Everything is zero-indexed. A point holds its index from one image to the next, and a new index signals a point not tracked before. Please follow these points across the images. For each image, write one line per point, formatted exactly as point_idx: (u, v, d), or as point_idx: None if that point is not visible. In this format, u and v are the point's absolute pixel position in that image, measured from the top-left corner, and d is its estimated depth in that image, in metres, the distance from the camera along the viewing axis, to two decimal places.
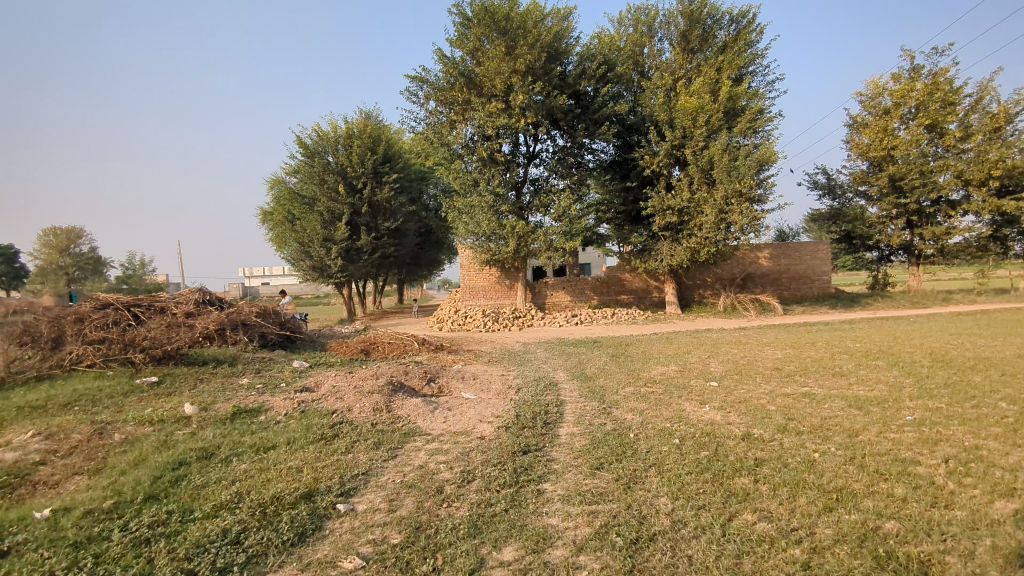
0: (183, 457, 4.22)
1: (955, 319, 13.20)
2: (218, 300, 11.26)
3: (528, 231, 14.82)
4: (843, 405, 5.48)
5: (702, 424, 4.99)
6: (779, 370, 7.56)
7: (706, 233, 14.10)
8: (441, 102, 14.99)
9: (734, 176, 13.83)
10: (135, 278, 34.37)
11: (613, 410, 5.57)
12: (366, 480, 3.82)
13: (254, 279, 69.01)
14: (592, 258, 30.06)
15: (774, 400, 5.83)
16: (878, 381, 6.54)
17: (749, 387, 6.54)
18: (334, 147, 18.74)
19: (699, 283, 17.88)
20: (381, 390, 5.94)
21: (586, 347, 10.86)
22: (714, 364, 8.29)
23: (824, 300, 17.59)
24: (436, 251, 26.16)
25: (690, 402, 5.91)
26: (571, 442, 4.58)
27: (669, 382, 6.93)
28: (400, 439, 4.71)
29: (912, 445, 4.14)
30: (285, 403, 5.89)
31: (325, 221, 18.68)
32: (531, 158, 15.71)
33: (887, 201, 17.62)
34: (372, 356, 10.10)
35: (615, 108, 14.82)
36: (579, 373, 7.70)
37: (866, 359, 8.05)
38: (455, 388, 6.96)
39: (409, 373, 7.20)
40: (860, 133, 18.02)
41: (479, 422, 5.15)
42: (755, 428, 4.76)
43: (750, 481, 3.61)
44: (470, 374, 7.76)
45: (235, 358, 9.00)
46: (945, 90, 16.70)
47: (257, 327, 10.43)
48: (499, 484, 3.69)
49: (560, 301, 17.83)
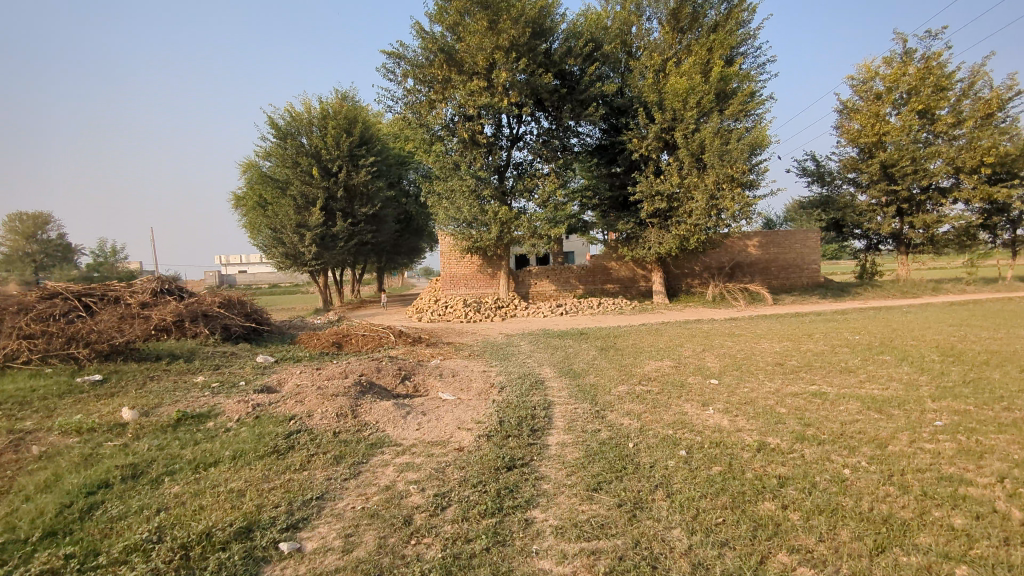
0: (104, 479, 3.57)
1: (949, 309, 12.85)
2: (180, 290, 10.52)
3: (511, 218, 14.22)
4: (862, 407, 4.93)
5: (708, 430, 4.41)
6: (781, 365, 7.03)
7: (695, 220, 13.58)
8: (419, 81, 14.24)
9: (725, 160, 13.29)
10: (108, 266, 33.12)
11: (606, 414, 4.98)
12: (320, 508, 3.20)
13: (232, 267, 67.59)
14: (576, 246, 29.50)
15: (783, 401, 5.27)
16: (891, 378, 5.99)
17: (753, 386, 5.97)
18: (308, 129, 17.94)
19: (687, 271, 17.43)
20: (347, 391, 5.28)
21: (572, 339, 10.29)
22: (710, 359, 7.73)
23: (814, 290, 17.21)
24: (417, 238, 25.42)
25: (691, 404, 5.33)
26: (562, 455, 3.98)
27: (666, 380, 6.34)
28: (364, 452, 4.09)
29: (954, 458, 3.58)
30: (238, 406, 5.24)
31: (298, 205, 17.89)
32: (514, 141, 15.07)
33: (878, 188, 17.14)
34: (344, 349, 9.43)
35: (602, 88, 14.21)
36: (566, 370, 7.10)
37: (871, 354, 7.53)
38: (431, 388, 6.32)
39: (382, 371, 6.57)
40: (850, 119, 17.54)
41: (457, 430, 4.54)
42: (770, 436, 4.20)
43: (776, 506, 3.03)
44: (447, 371, 7.11)
45: (193, 352, 8.30)
46: (937, 75, 16.27)
47: (219, 319, 9.72)
48: (479, 513, 3.08)
49: (544, 290, 17.27)
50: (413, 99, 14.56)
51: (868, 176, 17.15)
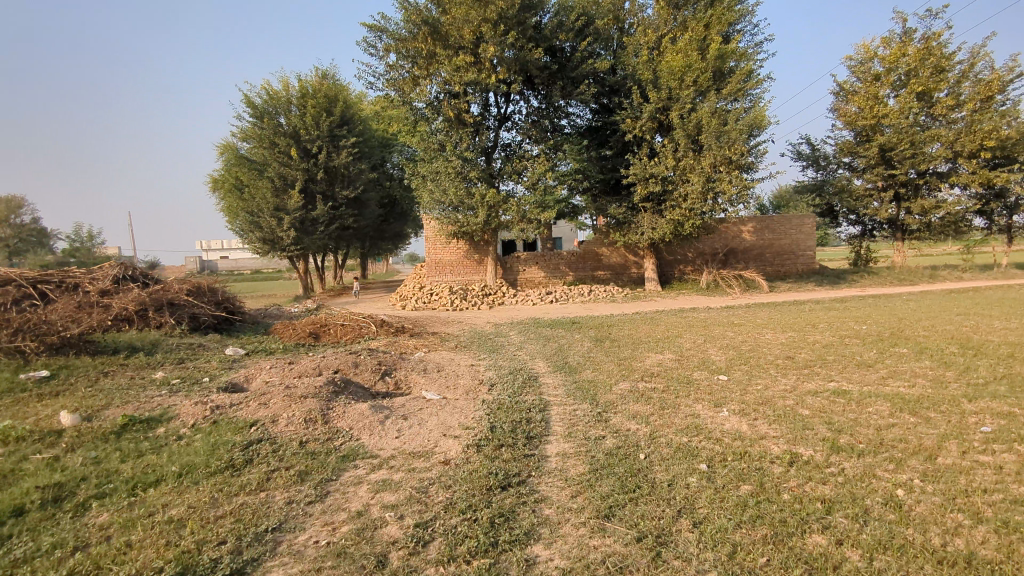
0: (17, 505, 2.98)
1: (951, 297, 12.46)
2: (146, 277, 9.80)
3: (499, 201, 13.64)
4: (893, 409, 4.43)
5: (729, 438, 3.88)
6: (792, 359, 6.53)
7: (691, 204, 13.06)
8: (402, 56, 13.52)
9: (723, 142, 12.77)
10: (86, 251, 32.13)
11: (610, 417, 4.44)
12: (274, 545, 2.63)
13: (214, 253, 66.41)
14: (565, 231, 28.94)
15: (804, 402, 4.76)
16: (915, 374, 5.49)
17: (767, 383, 5.47)
18: (286, 108, 17.18)
19: (679, 258, 16.94)
20: (318, 391, 4.70)
21: (564, 329, 9.75)
22: (714, 351, 7.21)
23: (809, 277, 16.81)
24: (402, 223, 24.70)
25: (702, 405, 4.80)
26: (564, 470, 3.43)
27: (671, 376, 5.81)
28: (334, 466, 3.53)
29: (1020, 473, 3.08)
30: (194, 408, 4.64)
31: (275, 188, 17.14)
32: (502, 121, 14.44)
33: (875, 172, 16.70)
34: (321, 341, 8.83)
35: (594, 65, 13.61)
36: (561, 364, 6.54)
37: (884, 346, 7.03)
38: (413, 386, 5.75)
39: (360, 367, 6.00)
40: (847, 101, 17.08)
41: (443, 437, 3.98)
42: (799, 445, 3.67)
43: (828, 541, 2.51)
44: (432, 366, 6.53)
45: (155, 345, 7.65)
46: (937, 55, 15.82)
47: (186, 307, 9.03)
48: (468, 551, 2.53)
49: (533, 277, 16.72)
50: (395, 75, 13.83)
51: (866, 160, 16.72)
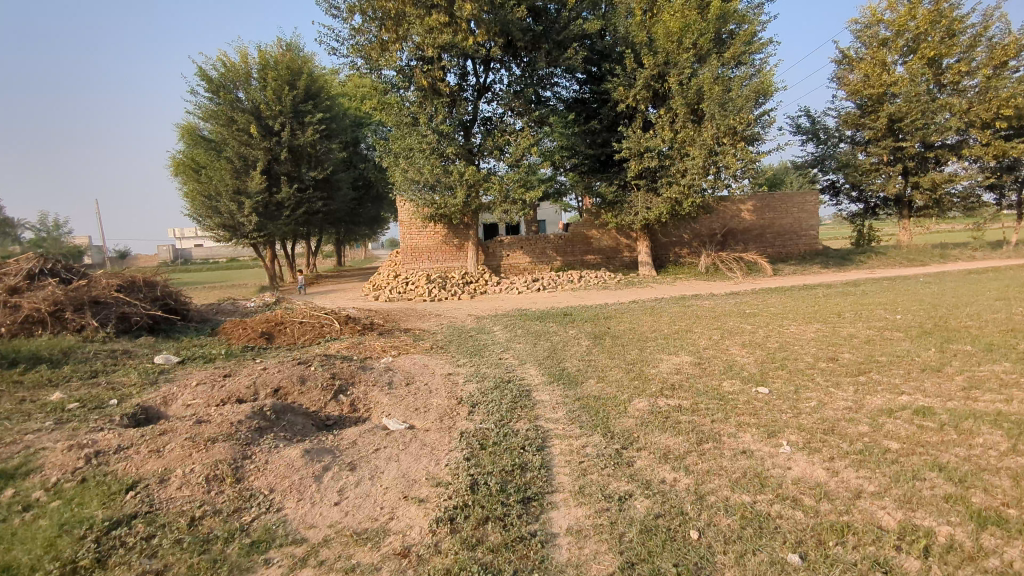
0: None
1: (973, 278, 11.48)
2: (69, 271, 8.38)
3: (480, 180, 12.43)
4: (1012, 441, 3.28)
5: (812, 499, 2.70)
6: (837, 361, 5.41)
7: (690, 179, 11.93)
8: (368, 18, 12.10)
9: (727, 110, 11.64)
10: (51, 240, 30.11)
11: (634, 460, 3.26)
12: None
13: (186, 243, 64.24)
14: (549, 213, 27.79)
15: (884, 429, 3.59)
16: (1009, 383, 4.40)
17: (820, 398, 4.32)
18: (245, 82, 15.71)
19: (674, 240, 15.79)
20: (233, 428, 3.42)
21: (559, 323, 8.60)
22: (737, 351, 6.06)
23: (813, 259, 15.78)
24: (377, 207, 23.38)
25: (750, 435, 3.63)
26: (583, 568, 2.26)
27: (696, 390, 4.63)
28: (234, 566, 2.30)
29: None
30: (66, 455, 3.34)
31: (235, 169, 15.72)
32: (481, 93, 13.15)
33: (882, 145, 15.70)
34: (274, 342, 7.57)
35: (583, 28, 12.37)
36: (557, 373, 5.35)
37: (940, 342, 5.96)
38: (373, 408, 4.54)
39: (306, 386, 4.77)
40: (852, 69, 16.07)
41: (402, 503, 2.78)
42: (923, 512, 2.52)
43: None
44: (400, 378, 5.31)
45: (68, 354, 6.31)
46: (949, 18, 14.87)
47: (114, 306, 7.65)
48: None
49: (518, 263, 15.50)
50: (362, 40, 12.40)
51: (872, 132, 15.70)
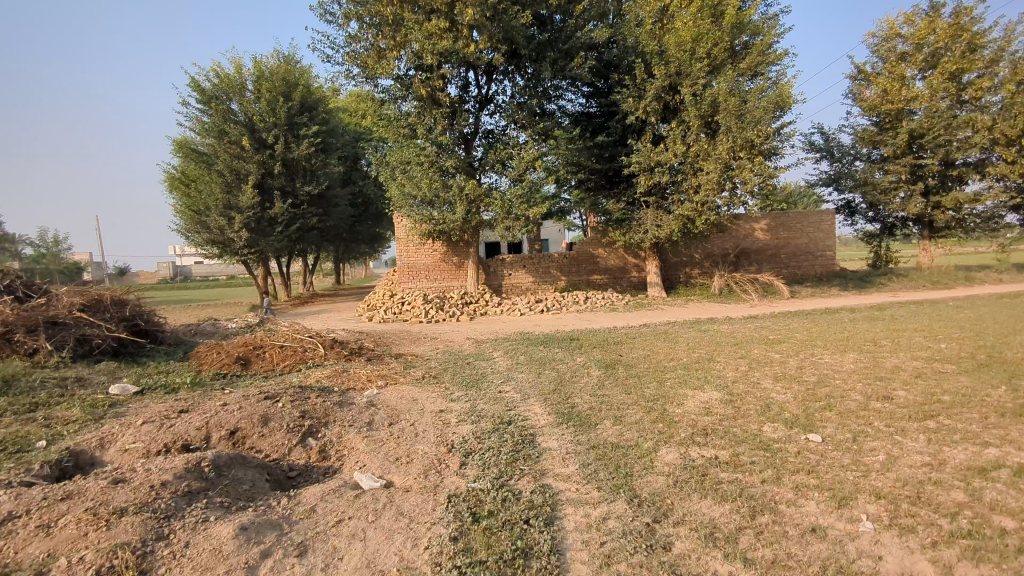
0: None
1: (1007, 302, 10.75)
2: (30, 288, 7.65)
3: (480, 196, 11.78)
4: None
5: None
6: (896, 401, 4.64)
7: (704, 195, 11.25)
8: (365, 25, 11.50)
9: (744, 123, 10.99)
10: (50, 256, 29.45)
11: (672, 542, 2.49)
12: None
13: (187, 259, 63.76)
14: (553, 232, 27.13)
15: (987, 498, 2.82)
16: None
17: (889, 450, 3.56)
18: (239, 93, 15.11)
19: (685, 260, 15.06)
20: (154, 494, 2.66)
21: (567, 349, 7.82)
22: (772, 387, 5.29)
23: (830, 280, 15.06)
24: (377, 224, 22.70)
25: (815, 503, 2.86)
26: None
27: (734, 437, 3.87)
28: None
29: None
30: None
31: (227, 183, 15.05)
32: (483, 105, 12.54)
33: (901, 163, 15.04)
34: (250, 369, 6.83)
35: (590, 36, 11.76)
36: (567, 412, 4.58)
37: (1006, 377, 5.20)
38: (347, 456, 3.78)
39: (270, 428, 4.00)
40: (868, 84, 15.46)
41: None
42: None
43: None
44: (382, 416, 4.54)
45: (10, 381, 5.55)
46: (970, 31, 14.29)
47: (74, 328, 6.91)
48: None
49: (521, 283, 14.78)
50: (358, 48, 11.79)
51: (891, 149, 15.04)
